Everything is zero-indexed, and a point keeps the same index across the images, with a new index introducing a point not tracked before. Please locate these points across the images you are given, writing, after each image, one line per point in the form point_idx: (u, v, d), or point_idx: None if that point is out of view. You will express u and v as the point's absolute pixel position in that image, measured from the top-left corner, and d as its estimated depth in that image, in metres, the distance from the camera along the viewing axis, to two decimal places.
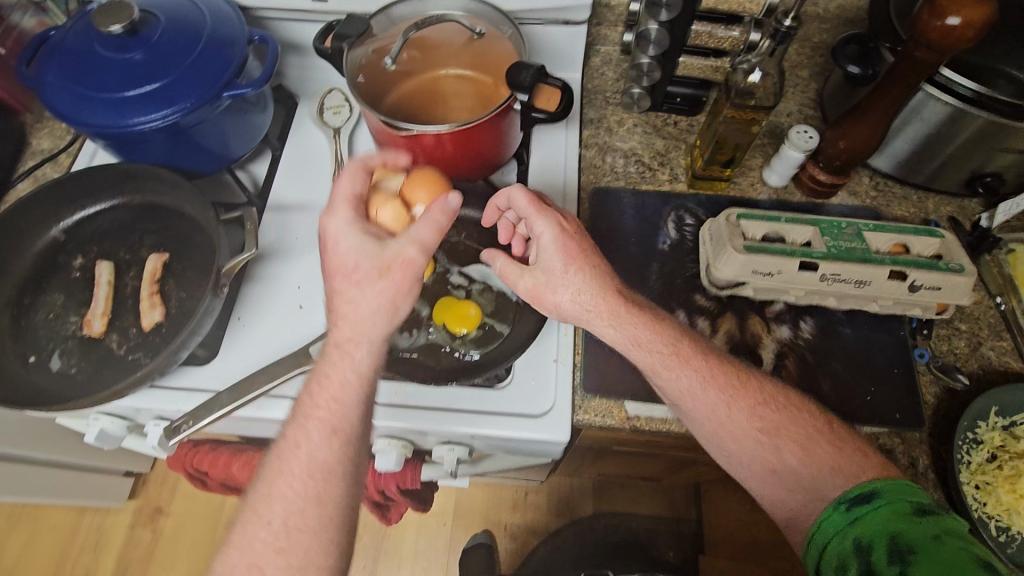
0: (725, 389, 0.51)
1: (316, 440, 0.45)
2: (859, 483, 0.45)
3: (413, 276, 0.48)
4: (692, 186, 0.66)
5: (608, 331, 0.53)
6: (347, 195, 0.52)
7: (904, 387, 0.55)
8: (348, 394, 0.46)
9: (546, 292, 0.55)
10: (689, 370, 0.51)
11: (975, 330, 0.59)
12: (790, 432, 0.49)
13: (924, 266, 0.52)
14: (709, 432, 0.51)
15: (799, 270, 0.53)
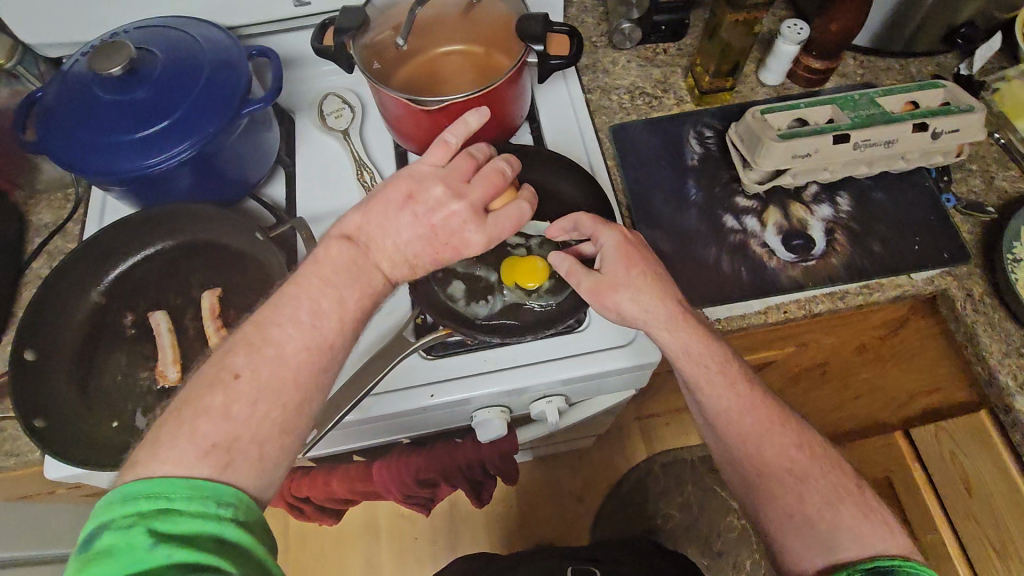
0: (768, 411, 0.53)
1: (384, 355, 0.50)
2: (872, 558, 0.47)
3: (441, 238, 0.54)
4: (700, 104, 0.70)
5: (665, 337, 0.52)
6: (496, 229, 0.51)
7: (943, 231, 0.62)
8: None
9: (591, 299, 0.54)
10: (733, 391, 0.53)
11: (986, 166, 0.66)
12: (819, 484, 0.51)
13: (941, 113, 0.58)
14: (743, 459, 0.53)
15: (833, 144, 0.58)
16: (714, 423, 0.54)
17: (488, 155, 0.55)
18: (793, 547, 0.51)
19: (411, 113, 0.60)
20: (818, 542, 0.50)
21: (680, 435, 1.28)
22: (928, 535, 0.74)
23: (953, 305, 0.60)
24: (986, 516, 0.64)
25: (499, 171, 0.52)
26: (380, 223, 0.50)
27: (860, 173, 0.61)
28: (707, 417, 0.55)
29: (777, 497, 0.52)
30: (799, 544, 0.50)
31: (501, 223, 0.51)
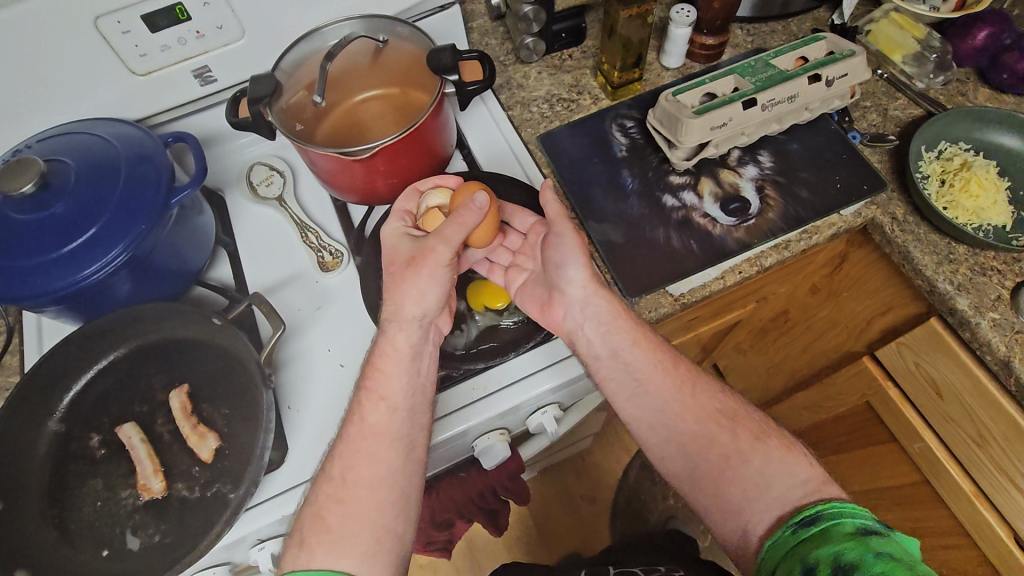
0: (682, 376, 0.57)
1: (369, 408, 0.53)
2: (809, 507, 0.47)
3: (438, 265, 0.55)
4: (615, 97, 0.74)
5: (592, 303, 0.58)
6: (401, 209, 0.62)
7: (857, 166, 0.67)
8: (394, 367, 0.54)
9: (559, 244, 0.59)
10: (646, 349, 0.57)
11: (878, 101, 0.72)
12: (747, 422, 0.55)
13: (829, 63, 0.63)
14: (675, 417, 0.55)
15: (743, 110, 0.62)
16: (647, 383, 0.57)
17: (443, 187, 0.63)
18: (731, 498, 0.51)
19: (342, 165, 0.59)
20: (753, 482, 0.51)
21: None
22: (915, 448, 0.76)
23: (883, 230, 0.65)
24: (960, 414, 0.67)
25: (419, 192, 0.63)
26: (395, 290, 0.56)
27: (771, 131, 0.66)
28: (637, 377, 0.57)
29: (716, 442, 0.54)
30: (739, 493, 0.51)
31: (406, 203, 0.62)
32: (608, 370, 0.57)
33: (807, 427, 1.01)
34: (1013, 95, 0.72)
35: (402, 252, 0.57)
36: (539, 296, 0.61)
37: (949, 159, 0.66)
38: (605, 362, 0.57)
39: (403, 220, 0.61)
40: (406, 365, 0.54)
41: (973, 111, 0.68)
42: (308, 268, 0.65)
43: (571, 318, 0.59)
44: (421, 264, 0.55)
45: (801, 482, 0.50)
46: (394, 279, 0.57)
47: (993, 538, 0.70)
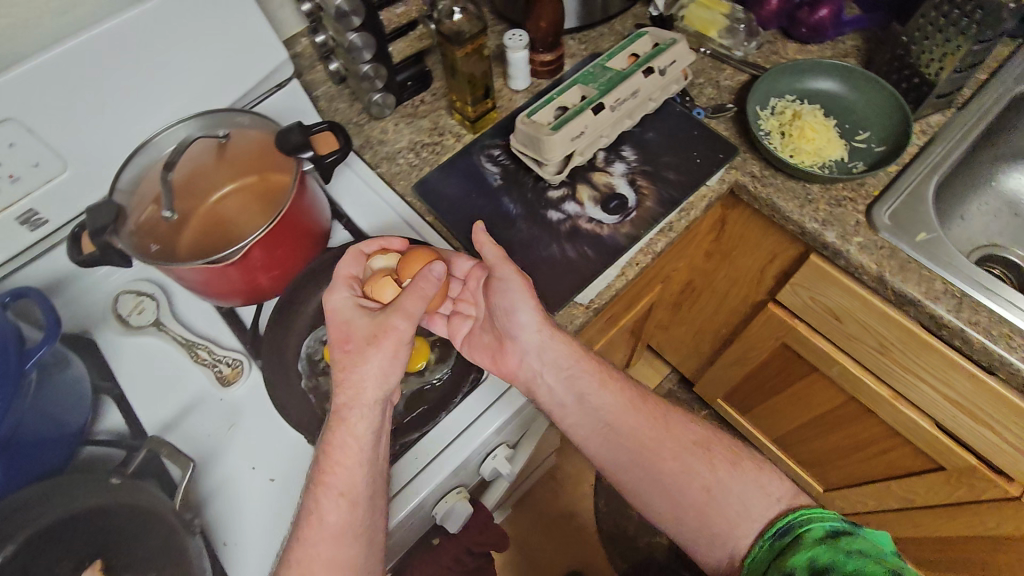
0: (653, 412, 0.61)
1: (329, 507, 0.49)
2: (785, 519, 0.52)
3: (401, 345, 0.52)
4: (476, 130, 0.76)
5: (546, 344, 0.59)
6: (346, 277, 0.57)
7: (709, 138, 0.72)
8: (349, 456, 0.50)
9: (505, 288, 0.59)
10: (608, 390, 0.62)
11: (709, 76, 0.79)
12: (720, 450, 0.59)
13: (657, 55, 0.68)
14: (648, 453, 0.59)
15: (595, 116, 0.65)
16: (615, 423, 0.60)
17: (384, 249, 0.61)
18: (714, 527, 0.55)
19: (216, 273, 0.56)
20: (734, 507, 0.55)
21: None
22: (835, 371, 0.82)
23: (748, 189, 0.70)
24: (860, 332, 0.73)
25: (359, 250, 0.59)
26: (348, 370, 0.52)
27: (627, 127, 0.69)
28: (607, 420, 0.61)
29: (696, 475, 0.57)
30: (724, 523, 0.54)
31: (349, 264, 0.58)
32: (572, 415, 0.61)
33: (739, 383, 1.08)
34: (815, 44, 0.81)
35: (358, 330, 0.53)
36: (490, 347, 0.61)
37: (782, 114, 0.74)
38: (570, 407, 0.61)
39: (352, 290, 0.56)
40: (367, 452, 0.51)
41: (787, 67, 0.75)
42: (206, 388, 0.60)
43: (525, 366, 0.60)
44: (382, 342, 0.51)
45: (776, 500, 0.54)
46: (352, 360, 0.52)
47: (919, 429, 0.76)
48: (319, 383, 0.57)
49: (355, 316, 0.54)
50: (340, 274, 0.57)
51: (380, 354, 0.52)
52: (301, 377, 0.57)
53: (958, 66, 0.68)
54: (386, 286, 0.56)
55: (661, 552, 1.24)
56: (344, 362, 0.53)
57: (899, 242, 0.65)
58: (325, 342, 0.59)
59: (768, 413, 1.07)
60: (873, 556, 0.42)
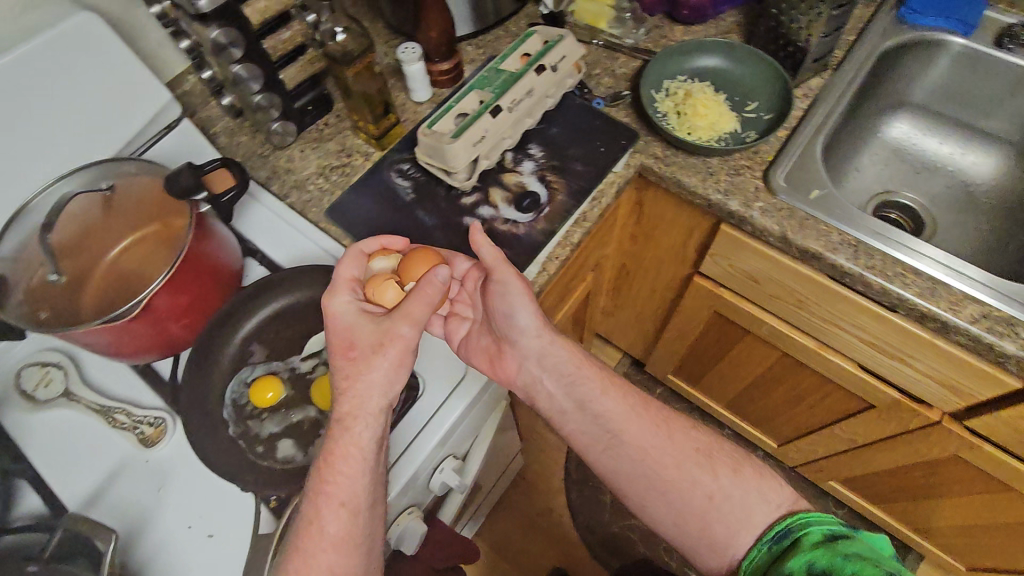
0: (656, 417, 0.64)
1: (331, 521, 0.48)
2: (788, 520, 0.54)
3: (406, 352, 0.51)
4: (384, 147, 0.75)
5: (544, 346, 0.65)
6: (348, 280, 0.55)
7: (610, 126, 0.74)
8: (353, 469, 0.49)
9: (506, 292, 0.61)
10: (609, 395, 0.65)
11: (604, 67, 0.81)
12: (722, 458, 0.62)
13: (546, 53, 0.70)
14: (653, 466, 0.61)
15: (494, 118, 0.65)
16: (620, 432, 0.63)
17: (383, 249, 0.60)
18: (716, 537, 0.57)
19: (118, 331, 0.53)
20: (736, 515, 0.57)
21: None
22: (764, 331, 0.85)
23: (653, 169, 0.73)
24: (777, 291, 0.77)
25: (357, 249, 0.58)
26: (354, 378, 0.50)
27: (529, 126, 0.70)
28: (610, 428, 0.63)
29: (698, 485, 0.60)
30: (725, 531, 0.57)
31: (349, 265, 0.56)
32: (570, 420, 0.65)
33: (684, 355, 1.11)
34: (699, 23, 0.85)
35: (362, 337, 0.51)
36: (486, 350, 0.66)
37: (675, 94, 0.76)
38: (570, 414, 0.65)
39: (353, 293, 0.54)
40: (370, 463, 0.50)
41: (675, 49, 0.78)
42: (129, 453, 0.57)
43: (523, 371, 0.66)
44: (388, 350, 0.51)
45: (776, 507, 0.57)
46: (357, 369, 0.51)
47: (846, 374, 0.80)
48: (249, 428, 0.54)
49: (360, 322, 0.52)
50: (339, 275, 0.55)
51: (385, 363, 0.50)
52: (228, 425, 0.55)
53: (824, 30, 0.72)
54: (389, 288, 0.56)
55: (636, 534, 1.27)
56: (346, 369, 0.51)
57: (796, 202, 0.68)
58: (249, 384, 0.56)
59: (716, 381, 1.11)
60: (869, 556, 0.45)
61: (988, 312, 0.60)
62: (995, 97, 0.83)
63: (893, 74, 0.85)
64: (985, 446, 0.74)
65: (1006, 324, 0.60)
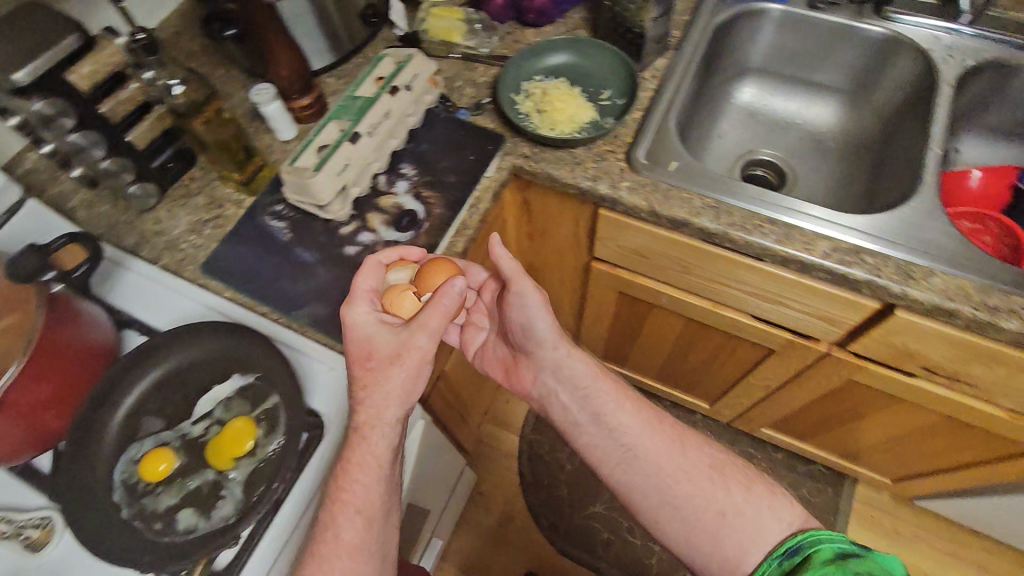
0: (669, 432, 0.71)
1: (346, 523, 0.54)
2: (794, 537, 0.61)
3: (422, 362, 0.55)
4: (254, 190, 0.74)
5: (561, 355, 0.73)
6: (367, 291, 0.59)
7: (477, 134, 0.76)
8: (369, 477, 0.55)
9: (522, 306, 0.69)
10: (627, 407, 0.72)
11: (464, 78, 0.83)
12: (734, 475, 0.68)
13: (397, 74, 0.71)
14: (666, 479, 0.68)
15: (354, 145, 0.66)
16: (634, 446, 0.70)
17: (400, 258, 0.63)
18: (727, 553, 0.62)
19: None
20: (748, 531, 0.63)
21: (505, 408, 1.43)
22: (665, 301, 0.89)
23: (524, 169, 0.75)
24: (664, 262, 0.81)
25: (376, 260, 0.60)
26: (375, 388, 0.55)
27: (394, 146, 0.71)
28: (625, 442, 0.70)
29: (711, 503, 0.66)
30: (738, 545, 0.62)
31: (366, 276, 0.59)
32: (585, 433, 0.72)
33: (606, 339, 1.15)
34: (548, 24, 0.88)
35: (382, 346, 0.55)
36: (503, 361, 0.80)
37: (533, 94, 0.80)
38: (581, 426, 0.73)
39: (371, 305, 0.58)
40: (381, 472, 0.56)
41: (526, 51, 0.82)
42: (14, 563, 0.52)
43: (539, 381, 0.76)
44: (406, 361, 0.55)
45: (787, 525, 0.63)
46: (375, 379, 0.55)
47: (744, 326, 0.85)
48: (144, 506, 0.52)
49: (381, 330, 0.56)
50: (358, 285, 0.58)
51: (402, 370, 0.55)
52: (120, 507, 0.52)
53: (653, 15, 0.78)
54: (407, 298, 0.59)
55: (599, 520, 1.30)
56: (365, 378, 0.55)
57: (658, 176, 0.72)
58: (138, 461, 0.53)
59: (641, 357, 1.15)
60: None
61: (837, 245, 0.66)
62: (819, 54, 0.92)
63: (729, 47, 0.93)
64: (871, 367, 0.80)
65: (853, 253, 0.66)
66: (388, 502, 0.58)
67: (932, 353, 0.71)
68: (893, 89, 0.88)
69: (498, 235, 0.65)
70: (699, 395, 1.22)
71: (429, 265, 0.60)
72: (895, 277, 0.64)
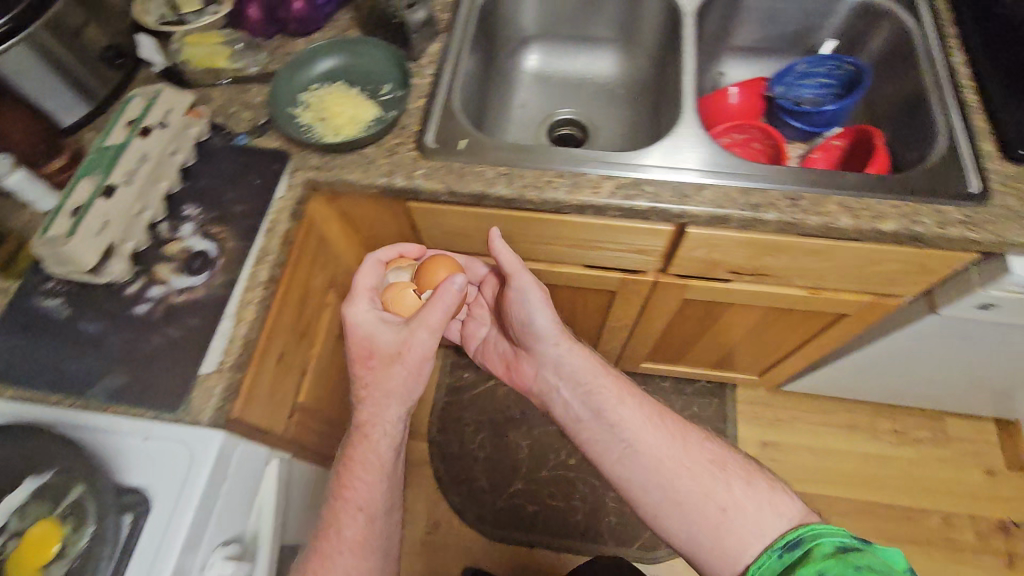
0: (672, 430, 0.74)
1: (352, 517, 0.70)
2: (791, 531, 0.61)
3: (418, 360, 0.71)
4: (16, 272, 0.66)
5: (560, 351, 0.82)
6: (366, 290, 0.75)
7: (260, 157, 0.73)
8: (370, 471, 0.71)
9: (523, 304, 0.80)
10: (630, 403, 0.76)
11: (238, 102, 0.79)
12: (735, 471, 0.69)
13: (146, 113, 0.66)
14: (667, 471, 0.70)
15: (110, 199, 0.60)
16: (635, 441, 0.73)
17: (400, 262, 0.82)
18: (727, 548, 0.63)
19: None
20: (748, 524, 0.63)
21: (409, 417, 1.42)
22: None
23: (318, 180, 0.73)
24: (488, 236, 0.83)
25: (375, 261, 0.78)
26: (377, 383, 0.71)
27: (163, 190, 0.66)
28: (625, 437, 0.74)
29: (710, 499, 0.67)
30: (736, 539, 0.63)
31: (365, 278, 0.76)
32: (586, 428, 0.77)
33: None
34: (315, 30, 0.86)
35: (383, 345, 0.71)
36: (506, 356, 0.93)
37: (312, 103, 0.77)
38: (583, 420, 0.78)
39: (370, 302, 0.74)
40: (382, 467, 0.71)
41: (294, 62, 0.79)
42: None
43: (539, 377, 0.86)
44: (404, 359, 0.70)
45: (787, 519, 0.63)
46: (375, 376, 0.71)
47: (581, 276, 0.90)
48: None
49: (383, 327, 0.72)
50: (359, 284, 0.75)
51: (402, 367, 0.69)
52: None
53: None
54: (405, 293, 0.76)
55: (523, 494, 1.34)
56: (367, 375, 0.72)
57: (449, 157, 0.73)
58: None
59: None
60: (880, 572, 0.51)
61: (620, 182, 0.71)
62: (585, 8, 0.97)
63: (502, 21, 0.96)
64: (693, 283, 0.88)
65: (635, 186, 0.71)
66: (388, 499, 0.73)
67: (729, 257, 0.79)
68: (653, 26, 0.95)
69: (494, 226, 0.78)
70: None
71: (428, 263, 0.79)
72: (672, 198, 0.70)
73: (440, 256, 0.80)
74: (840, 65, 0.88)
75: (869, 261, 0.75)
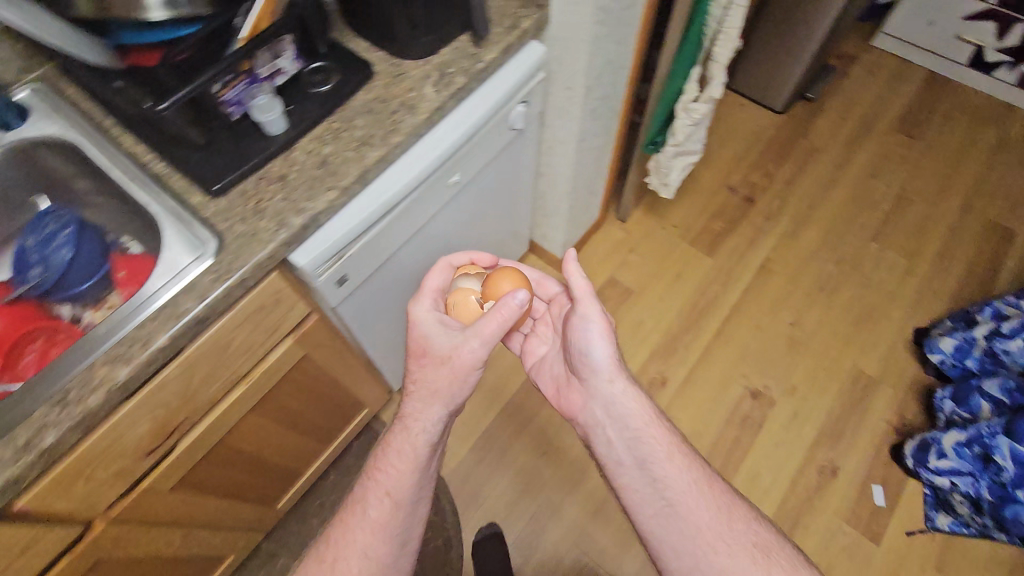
0: (720, 502, 0.80)
1: (371, 512, 0.81)
2: None
3: (469, 370, 0.80)
4: None
5: (625, 398, 0.89)
6: (432, 288, 0.91)
7: None
8: (401, 457, 0.82)
9: (582, 324, 0.90)
10: (681, 467, 0.83)
11: None
12: (778, 562, 0.74)
13: None
14: (703, 544, 0.76)
15: None
16: (675, 502, 0.80)
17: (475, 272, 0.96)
18: None
19: None
20: None
21: None
22: None
23: None
24: None
25: (440, 270, 0.93)
26: (426, 376, 0.82)
27: None
28: (667, 497, 0.80)
29: None
30: None
31: (434, 278, 0.91)
32: (628, 475, 0.85)
33: None
34: None
35: (436, 349, 0.81)
36: (557, 379, 1.02)
37: None
38: (627, 467, 0.85)
39: (431, 304, 0.87)
40: (413, 460, 0.82)
41: None
42: None
43: (587, 408, 0.93)
44: (450, 364, 0.79)
45: None
46: (422, 371, 0.83)
47: None
48: None
49: (442, 331, 0.82)
50: (428, 281, 0.91)
51: (448, 369, 0.80)
52: None
53: None
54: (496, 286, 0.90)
55: None
56: (418, 368, 0.83)
57: None
58: None
59: None
60: None
61: None
62: None
63: None
64: (146, 483, 0.78)
65: None
66: (419, 492, 0.83)
67: (119, 458, 0.71)
68: None
69: (573, 249, 0.89)
70: (222, 557, 1.12)
71: (493, 276, 0.93)
72: None
73: (506, 273, 0.94)
74: (57, 217, 0.85)
75: (221, 345, 0.75)
